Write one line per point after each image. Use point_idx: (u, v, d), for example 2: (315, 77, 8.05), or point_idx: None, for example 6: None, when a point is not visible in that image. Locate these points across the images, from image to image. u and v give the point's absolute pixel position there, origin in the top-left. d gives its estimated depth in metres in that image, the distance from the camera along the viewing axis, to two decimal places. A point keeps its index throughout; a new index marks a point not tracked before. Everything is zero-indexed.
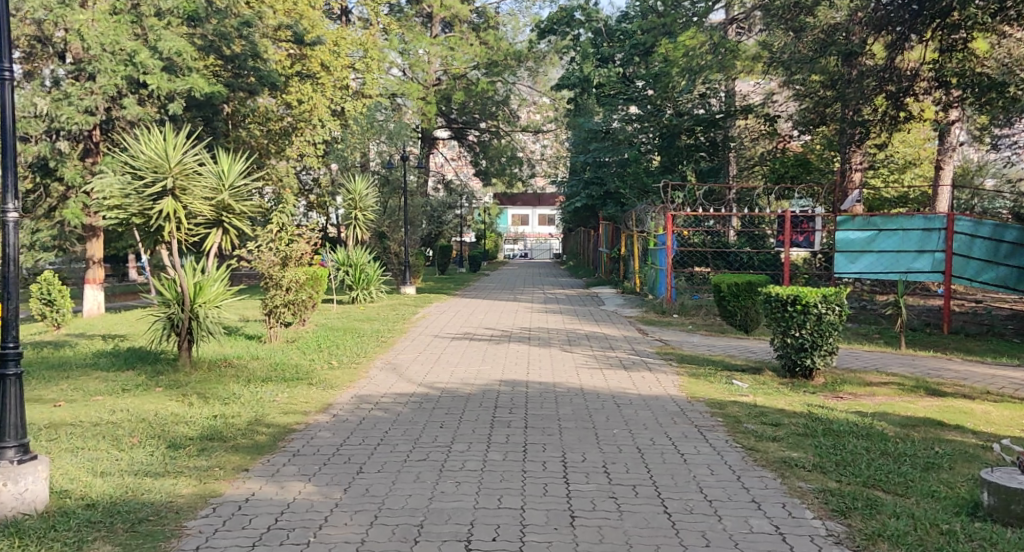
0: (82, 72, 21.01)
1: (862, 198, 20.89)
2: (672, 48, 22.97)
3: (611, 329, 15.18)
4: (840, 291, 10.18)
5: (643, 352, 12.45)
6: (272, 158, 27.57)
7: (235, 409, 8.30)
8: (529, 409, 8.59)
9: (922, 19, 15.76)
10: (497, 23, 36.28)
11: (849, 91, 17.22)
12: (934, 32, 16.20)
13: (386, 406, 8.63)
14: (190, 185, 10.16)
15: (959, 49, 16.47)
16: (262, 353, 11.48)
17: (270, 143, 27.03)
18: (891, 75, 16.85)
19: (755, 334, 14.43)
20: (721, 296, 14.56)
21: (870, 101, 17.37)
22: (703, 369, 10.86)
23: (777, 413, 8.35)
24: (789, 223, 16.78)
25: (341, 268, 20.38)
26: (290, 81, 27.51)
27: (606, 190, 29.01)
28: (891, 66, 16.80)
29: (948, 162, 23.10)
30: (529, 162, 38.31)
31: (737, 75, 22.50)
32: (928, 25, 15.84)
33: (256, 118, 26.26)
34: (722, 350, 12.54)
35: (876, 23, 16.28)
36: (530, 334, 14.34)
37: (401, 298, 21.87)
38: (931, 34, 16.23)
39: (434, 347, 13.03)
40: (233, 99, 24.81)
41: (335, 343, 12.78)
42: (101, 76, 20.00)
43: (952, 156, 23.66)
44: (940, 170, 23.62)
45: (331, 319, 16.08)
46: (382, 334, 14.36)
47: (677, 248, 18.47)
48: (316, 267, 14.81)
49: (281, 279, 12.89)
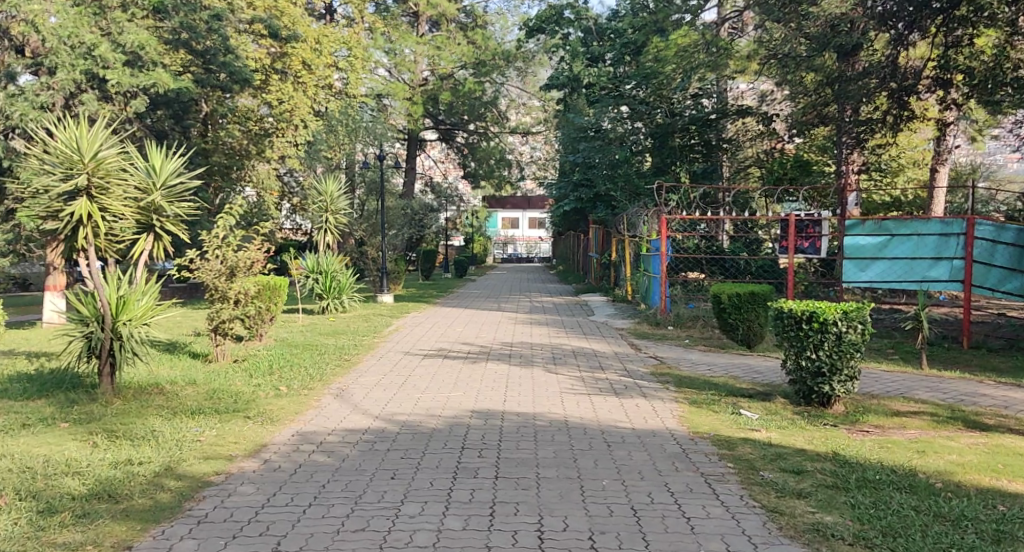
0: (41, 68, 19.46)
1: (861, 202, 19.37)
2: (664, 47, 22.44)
3: (600, 343, 13.79)
4: (862, 306, 8.84)
5: (635, 373, 11.06)
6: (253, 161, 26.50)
7: (146, 453, 6.95)
8: (502, 450, 7.20)
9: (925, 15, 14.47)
10: (484, 22, 35.05)
11: (849, 89, 16.00)
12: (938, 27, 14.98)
13: (329, 448, 7.25)
14: (110, 184, 8.79)
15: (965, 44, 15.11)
16: (201, 378, 10.05)
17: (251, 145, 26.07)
18: (894, 74, 15.60)
19: (758, 350, 13.11)
20: (721, 308, 13.22)
21: (871, 100, 16.03)
22: (704, 395, 9.47)
23: (798, 455, 6.98)
24: (793, 226, 15.26)
25: (310, 275, 18.98)
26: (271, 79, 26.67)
27: (597, 192, 27.28)
28: (892, 63, 15.49)
29: (943, 165, 21.78)
30: (518, 165, 36.80)
31: (728, 75, 21.34)
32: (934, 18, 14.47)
33: (235, 118, 25.42)
34: (724, 371, 11.19)
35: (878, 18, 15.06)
36: (510, 351, 12.90)
37: (376, 307, 20.46)
38: (936, 30, 14.96)
39: (401, 367, 11.61)
40: (208, 98, 24.07)
41: (288, 364, 11.39)
42: (57, 70, 18.79)
43: (948, 159, 22.37)
44: (936, 173, 22.30)
45: (292, 333, 14.69)
46: (346, 352, 12.95)
47: (672, 255, 17.09)
48: (271, 277, 13.45)
49: (228, 291, 11.48)
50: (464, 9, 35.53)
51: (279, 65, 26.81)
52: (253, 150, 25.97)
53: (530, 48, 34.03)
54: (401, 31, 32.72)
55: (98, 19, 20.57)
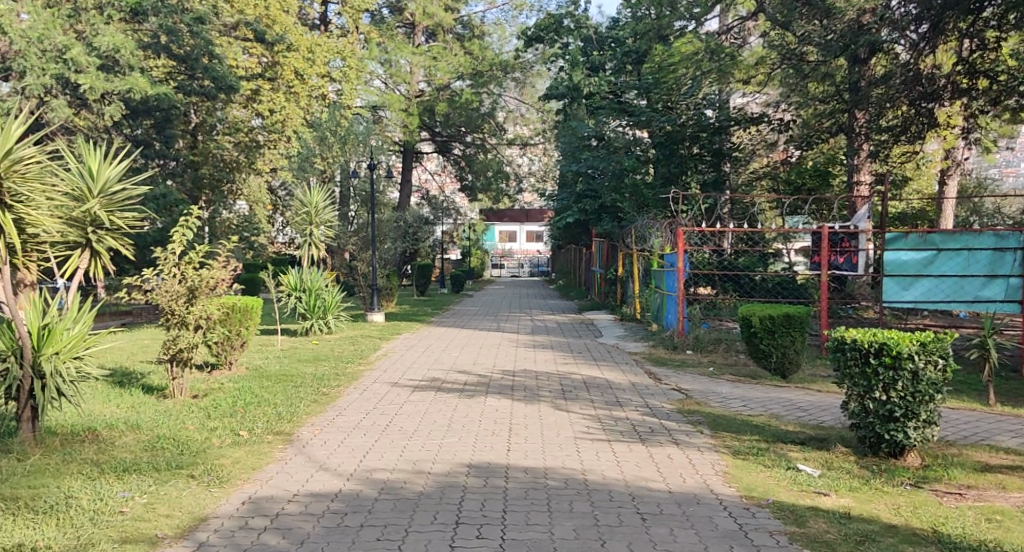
0: (11, 73, 19.05)
1: (875, 215, 17.76)
2: (660, 57, 21.15)
3: (612, 372, 12.21)
4: (942, 337, 7.25)
5: (659, 412, 9.48)
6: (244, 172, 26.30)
7: (49, 535, 5.43)
8: (507, 527, 5.65)
9: (953, 14, 13.27)
10: (482, 33, 33.60)
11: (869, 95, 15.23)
12: (963, 29, 13.99)
13: (286, 525, 5.72)
14: (29, 190, 7.23)
15: (990, 47, 14.28)
16: (146, 419, 8.48)
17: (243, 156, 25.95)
18: (918, 78, 14.62)
19: (794, 381, 11.58)
20: (750, 333, 11.70)
21: (893, 106, 15.09)
22: (749, 444, 7.86)
23: (890, 536, 5.44)
24: (827, 241, 13.54)
25: (292, 293, 17.43)
26: (260, 88, 25.79)
27: (603, 203, 25.56)
28: (916, 67, 14.54)
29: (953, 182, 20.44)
30: (517, 177, 34.99)
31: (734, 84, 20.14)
32: (962, 17, 13.32)
33: (226, 129, 25.36)
34: (761, 410, 9.58)
35: (896, 24, 14.10)
36: (512, 383, 11.29)
37: (365, 327, 18.90)
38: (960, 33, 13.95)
39: (388, 404, 10.05)
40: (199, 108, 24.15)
41: (257, 401, 9.84)
42: (26, 73, 18.39)
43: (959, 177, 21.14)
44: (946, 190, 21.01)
45: (265, 360, 13.11)
46: (324, 382, 11.38)
47: (688, 270, 15.50)
48: (241, 298, 11.92)
49: (186, 316, 9.90)
50: (461, 20, 34.17)
51: (269, 75, 26.74)
52: (245, 160, 25.87)
53: (528, 57, 32.72)
54: (396, 41, 31.41)
55: (74, 22, 20.36)
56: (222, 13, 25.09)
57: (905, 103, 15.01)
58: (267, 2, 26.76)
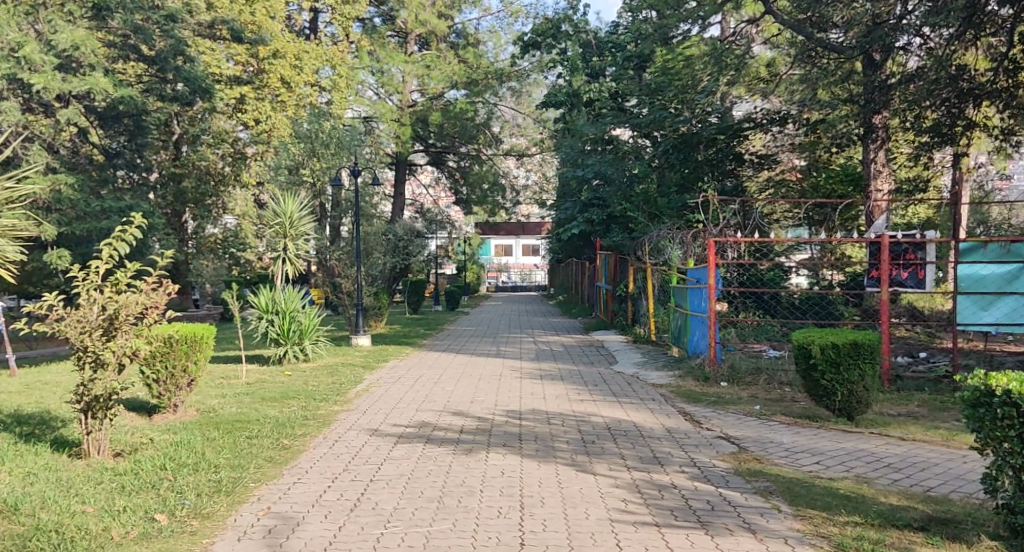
0: None
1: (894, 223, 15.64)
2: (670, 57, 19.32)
3: (639, 413, 10.06)
4: None
5: (712, 474, 7.37)
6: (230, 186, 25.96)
7: None
8: None
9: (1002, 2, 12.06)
10: (476, 41, 31.50)
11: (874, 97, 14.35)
12: (998, 24, 12.83)
13: None
14: None
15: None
16: (33, 497, 6.43)
17: (227, 168, 25.80)
18: (958, 73, 13.43)
19: (862, 424, 9.52)
20: (809, 364, 9.56)
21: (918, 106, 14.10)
22: (854, 532, 5.79)
23: None
24: (888, 252, 11.35)
25: (263, 316, 15.18)
26: (245, 98, 24.63)
27: (611, 212, 23.24)
28: (951, 66, 13.32)
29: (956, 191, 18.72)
30: (512, 190, 32.96)
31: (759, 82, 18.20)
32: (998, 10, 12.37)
33: (212, 141, 25.05)
34: (843, 469, 7.45)
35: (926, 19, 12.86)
36: (519, 430, 9.10)
37: (348, 353, 16.78)
38: (996, 30, 12.89)
39: (362, 461, 7.93)
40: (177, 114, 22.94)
41: (191, 461, 7.72)
42: None
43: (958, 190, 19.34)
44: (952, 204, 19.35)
45: (221, 400, 10.96)
46: (286, 431, 9.22)
47: (721, 286, 13.24)
48: (186, 331, 9.75)
49: (103, 354, 7.78)
50: (454, 29, 32.01)
51: (257, 84, 24.99)
52: (231, 173, 25.86)
53: (523, 65, 30.42)
54: (388, 49, 29.00)
55: (31, 19, 18.08)
56: (197, 12, 23.25)
57: (940, 103, 13.81)
58: (252, 7, 25.08)
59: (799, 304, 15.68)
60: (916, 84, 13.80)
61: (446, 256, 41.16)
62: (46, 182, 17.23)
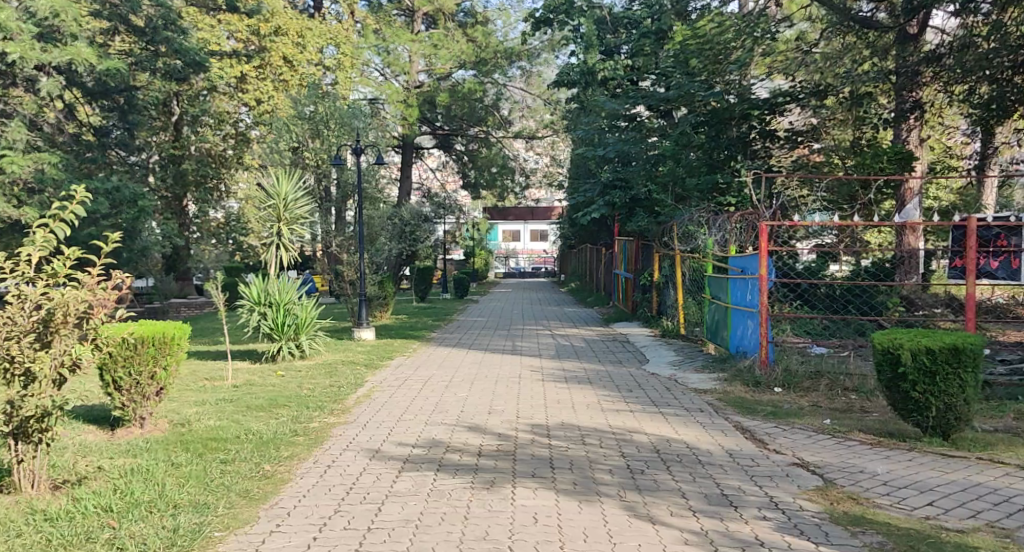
0: None
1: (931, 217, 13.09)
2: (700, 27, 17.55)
3: (690, 429, 8.45)
4: None
5: (804, 520, 5.82)
6: (231, 167, 24.48)
7: None
8: None
9: None
10: (485, 20, 29.58)
11: None
12: None
13: None
14: None
15: None
16: None
17: (229, 150, 24.38)
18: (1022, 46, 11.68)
19: (961, 444, 7.91)
20: (897, 374, 7.96)
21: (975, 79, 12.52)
22: None
23: None
24: (974, 238, 9.54)
25: (254, 309, 13.58)
26: (246, 76, 22.87)
27: (634, 194, 21.43)
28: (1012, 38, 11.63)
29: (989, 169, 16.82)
30: (523, 172, 30.87)
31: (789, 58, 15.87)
32: None
33: (211, 122, 23.46)
34: (968, 515, 5.89)
35: None
36: (549, 453, 7.52)
37: (350, 348, 15.20)
38: None
39: (358, 497, 6.40)
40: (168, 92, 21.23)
41: (143, 498, 6.22)
42: None
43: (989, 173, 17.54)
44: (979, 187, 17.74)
45: (198, 410, 9.42)
46: (270, 452, 7.68)
47: (772, 278, 11.49)
48: (149, 332, 8.17)
49: (34, 366, 6.25)
50: (462, 8, 30.17)
51: (256, 63, 23.09)
52: (233, 155, 24.38)
53: (534, 44, 28.53)
54: (393, 27, 27.16)
55: None
56: None
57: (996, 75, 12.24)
58: None
59: (845, 296, 14.01)
60: (973, 55, 12.14)
61: (454, 241, 39.49)
62: (25, 161, 15.50)
